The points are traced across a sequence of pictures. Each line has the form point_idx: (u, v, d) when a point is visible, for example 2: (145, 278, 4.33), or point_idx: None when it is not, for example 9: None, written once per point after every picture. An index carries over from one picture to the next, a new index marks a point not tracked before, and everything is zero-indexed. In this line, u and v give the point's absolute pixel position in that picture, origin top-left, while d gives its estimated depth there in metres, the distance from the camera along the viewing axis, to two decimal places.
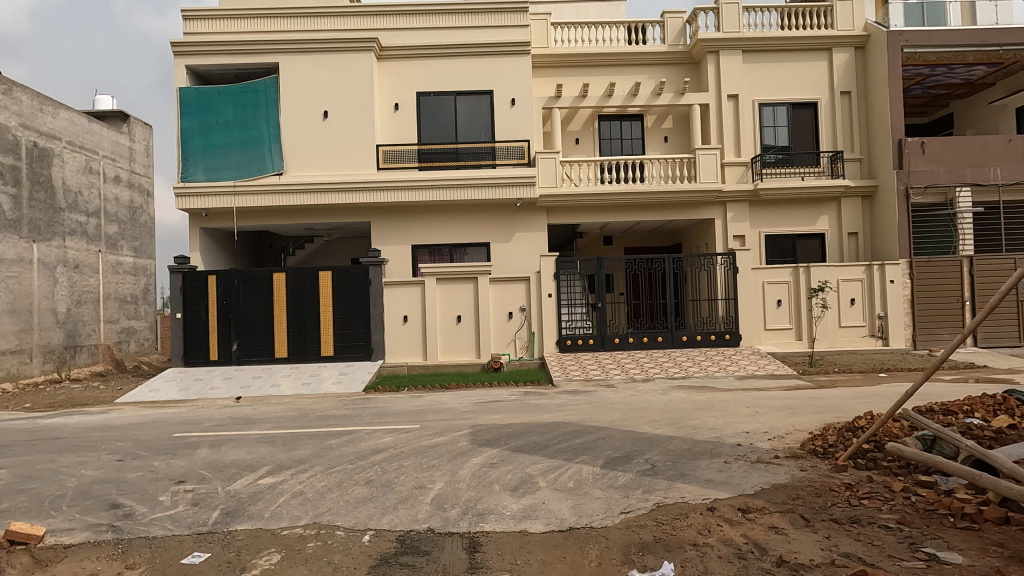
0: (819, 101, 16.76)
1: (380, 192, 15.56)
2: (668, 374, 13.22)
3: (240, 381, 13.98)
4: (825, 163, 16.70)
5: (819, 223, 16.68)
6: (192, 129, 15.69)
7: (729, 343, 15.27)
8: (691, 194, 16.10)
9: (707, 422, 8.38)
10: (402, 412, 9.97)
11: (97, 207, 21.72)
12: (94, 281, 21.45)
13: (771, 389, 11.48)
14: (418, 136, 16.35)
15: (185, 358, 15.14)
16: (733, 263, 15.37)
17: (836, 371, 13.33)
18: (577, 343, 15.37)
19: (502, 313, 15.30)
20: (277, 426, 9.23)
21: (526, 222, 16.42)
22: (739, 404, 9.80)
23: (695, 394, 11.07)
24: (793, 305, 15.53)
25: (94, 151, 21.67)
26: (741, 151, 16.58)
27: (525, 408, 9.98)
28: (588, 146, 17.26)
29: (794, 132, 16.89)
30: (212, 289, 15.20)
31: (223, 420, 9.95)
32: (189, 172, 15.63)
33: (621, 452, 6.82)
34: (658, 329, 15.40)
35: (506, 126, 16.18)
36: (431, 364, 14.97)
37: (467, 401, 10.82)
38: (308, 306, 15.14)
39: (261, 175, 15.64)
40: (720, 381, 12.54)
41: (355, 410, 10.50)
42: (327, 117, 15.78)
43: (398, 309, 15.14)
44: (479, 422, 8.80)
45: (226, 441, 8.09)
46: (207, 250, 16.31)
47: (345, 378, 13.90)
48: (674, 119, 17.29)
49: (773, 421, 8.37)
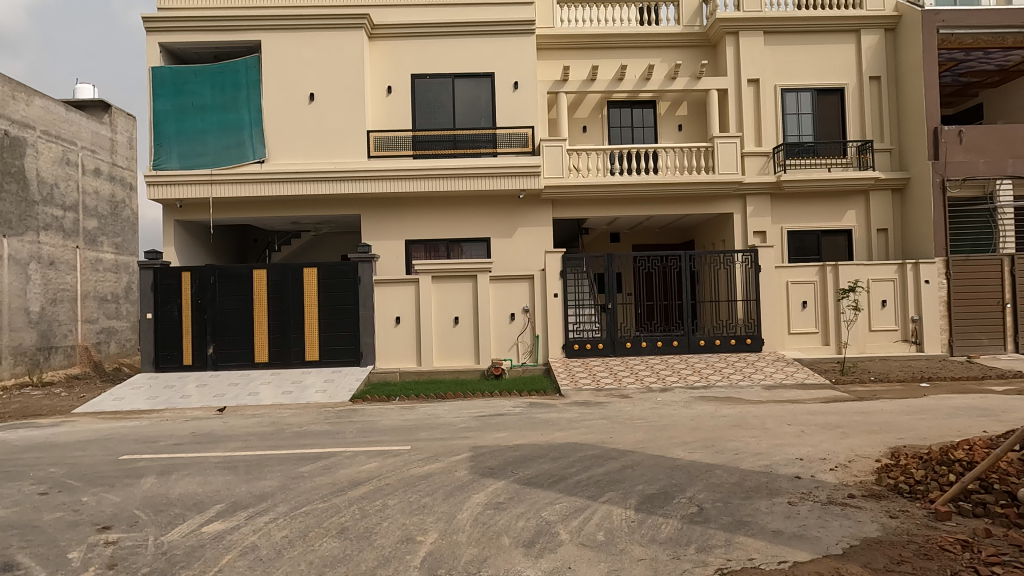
0: (846, 87, 15.52)
1: (370, 183, 14.29)
2: (687, 383, 11.95)
3: (215, 389, 12.66)
4: (852, 154, 15.46)
5: (846, 218, 15.45)
6: (165, 113, 14.38)
7: (750, 348, 14.05)
8: (709, 186, 14.85)
9: (747, 444, 7.13)
10: (391, 430, 8.67)
11: (74, 200, 20.36)
12: (70, 278, 20.11)
13: (806, 401, 10.22)
14: (413, 122, 15.05)
15: (156, 363, 13.81)
16: (755, 261, 14.16)
17: (872, 380, 12.08)
18: (585, 348, 14.07)
19: (504, 314, 14.02)
20: (245, 446, 7.93)
21: (530, 215, 15.16)
22: (777, 420, 8.53)
23: (723, 407, 9.80)
24: (820, 306, 14.29)
25: (72, 142, 20.30)
26: (762, 141, 15.34)
27: (532, 424, 8.70)
28: (595, 134, 16.00)
29: (819, 121, 15.62)
30: (186, 287, 13.90)
31: (185, 437, 8.66)
32: (162, 159, 14.32)
33: (656, 488, 5.53)
34: (673, 333, 14.15)
35: (508, 112, 14.90)
36: (425, 370, 13.71)
37: (466, 416, 9.53)
38: (291, 306, 13.84)
39: (240, 163, 14.35)
40: (747, 392, 11.28)
41: (338, 425, 9.20)
42: (313, 100, 14.49)
43: (389, 310, 13.89)
44: (480, 444, 7.52)
45: (178, 468, 6.79)
46: (182, 245, 15.05)
47: (331, 386, 12.59)
48: (689, 105, 16.01)
49: (827, 444, 7.09)
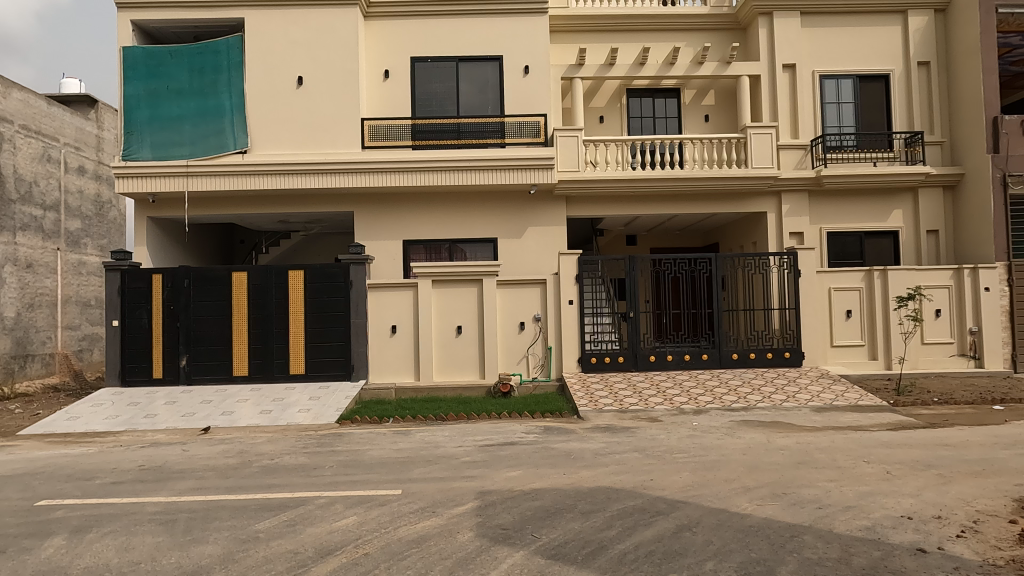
0: (892, 73, 14.05)
1: (364, 175, 12.84)
2: (724, 404, 10.41)
3: (185, 406, 11.17)
4: (899, 147, 13.91)
5: (892, 218, 13.91)
6: (137, 98, 12.94)
7: (789, 363, 12.51)
8: (741, 182, 13.32)
9: (829, 494, 5.58)
10: (378, 464, 7.14)
11: (56, 200, 18.93)
12: (51, 282, 18.67)
13: (871, 429, 8.67)
14: (412, 109, 13.61)
15: (122, 376, 12.32)
16: (794, 265, 12.66)
17: (936, 402, 10.50)
18: (604, 362, 12.52)
19: (512, 324, 12.51)
20: (196, 487, 6.39)
21: (542, 213, 13.69)
22: (849, 456, 6.99)
23: (774, 436, 8.24)
24: (866, 316, 12.76)
25: (54, 139, 18.88)
26: (799, 132, 13.85)
27: (549, 459, 7.15)
28: (614, 125, 14.52)
29: (862, 111, 14.12)
30: (157, 291, 12.44)
31: (131, 471, 7.13)
32: (133, 149, 12.87)
33: (734, 570, 4.01)
34: (702, 345, 12.61)
35: (518, 99, 13.45)
36: (424, 386, 12.18)
37: (469, 445, 7.98)
38: (274, 313, 12.36)
39: (220, 153, 12.91)
40: (796, 416, 9.71)
41: (316, 457, 7.67)
42: (301, 85, 13.06)
43: (384, 319, 12.39)
44: (488, 489, 5.98)
45: (100, 523, 5.26)
46: (155, 245, 13.58)
47: (317, 404, 11.07)
48: (716, 94, 14.55)
49: (931, 494, 5.55)
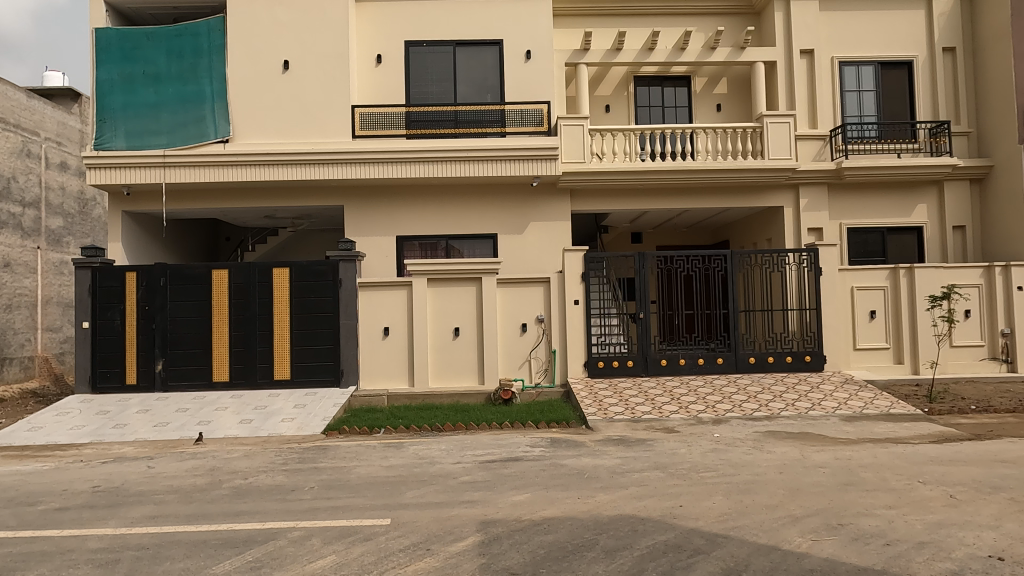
0: (916, 60, 13.26)
1: (354, 167, 11.97)
2: (745, 414, 9.57)
3: (159, 415, 10.28)
4: (924, 137, 13.11)
5: (916, 213, 13.10)
6: (111, 83, 12.05)
7: (810, 367, 11.68)
8: (758, 174, 12.49)
9: (895, 526, 4.74)
10: (365, 485, 6.27)
11: (36, 196, 17.94)
12: (30, 282, 17.69)
13: (913, 442, 7.83)
14: (406, 96, 12.74)
15: (93, 382, 11.42)
16: (815, 261, 11.84)
17: (974, 410, 9.70)
18: (611, 367, 11.64)
19: (513, 325, 11.65)
20: (154, 516, 5.51)
21: (545, 207, 12.86)
22: (901, 476, 6.15)
23: (809, 450, 7.39)
24: (891, 317, 11.96)
25: (34, 133, 17.90)
26: (818, 122, 13.05)
27: (559, 479, 6.29)
28: (620, 115, 13.69)
29: (883, 99, 13.31)
30: (131, 290, 11.56)
31: (81, 494, 6.24)
32: (107, 138, 11.97)
33: None
34: (716, 349, 11.74)
35: (520, 86, 12.62)
36: (419, 393, 11.31)
37: (468, 461, 7.11)
38: (257, 313, 11.48)
39: (199, 143, 12.02)
40: (825, 426, 8.88)
41: (295, 475, 6.79)
42: (287, 69, 12.20)
43: (376, 320, 11.53)
44: (491, 519, 5.12)
45: (26, 566, 4.37)
46: (130, 242, 12.68)
47: (302, 413, 10.18)
48: (729, 82, 13.73)
49: (1013, 525, 4.73)
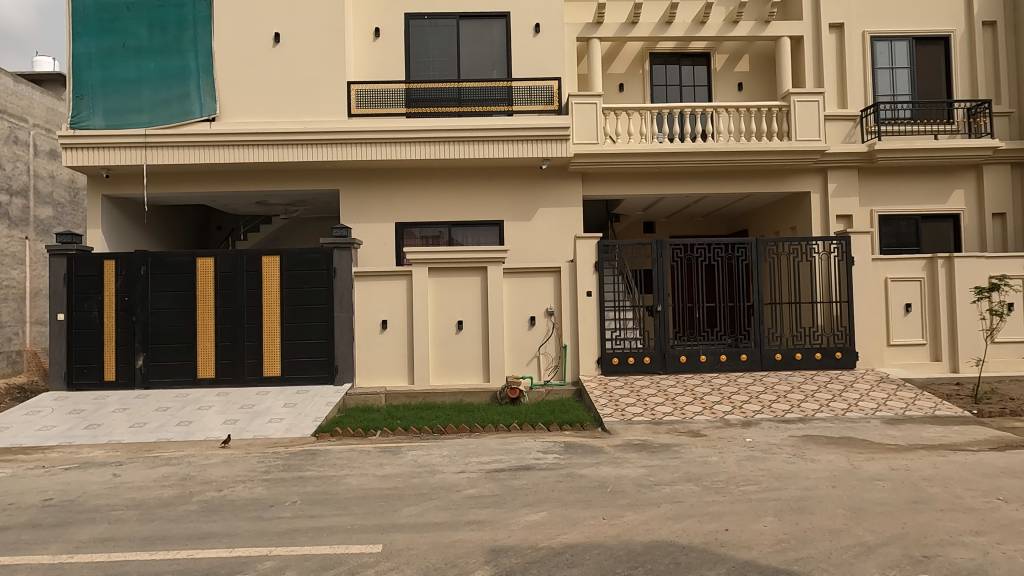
0: (953, 35, 12.36)
1: (350, 148, 11.12)
2: (776, 415, 8.73)
3: (138, 414, 9.47)
4: (961, 117, 12.19)
5: (952, 199, 12.22)
6: (88, 57, 11.19)
7: (841, 365, 10.85)
8: (784, 157, 11.61)
9: (994, 561, 3.89)
10: (355, 500, 5.44)
11: (25, 184, 16.98)
12: (18, 274, 16.80)
13: (972, 449, 6.97)
14: (406, 72, 11.89)
15: (69, 379, 10.62)
16: (847, 250, 10.97)
17: None
18: (627, 364, 10.79)
19: (521, 318, 10.82)
20: (105, 538, 4.68)
21: (555, 192, 12.00)
22: (977, 492, 5.30)
23: (858, 459, 6.54)
24: (927, 310, 11.10)
25: (22, 119, 16.94)
26: (847, 102, 12.17)
27: (578, 494, 5.44)
28: (635, 94, 12.83)
29: (918, 77, 12.42)
30: (109, 279, 10.74)
31: (28, 509, 5.41)
32: (84, 116, 11.13)
33: None
34: (740, 344, 10.87)
35: (528, 62, 11.75)
36: (419, 392, 10.46)
37: (474, 470, 6.28)
38: (245, 305, 10.66)
39: (184, 121, 11.17)
40: (868, 430, 8.04)
41: (276, 487, 5.95)
42: (278, 43, 11.35)
43: (373, 313, 10.71)
44: (502, 546, 4.28)
45: None
46: (110, 229, 11.84)
47: (293, 413, 9.36)
48: (751, 59, 12.86)
49: None
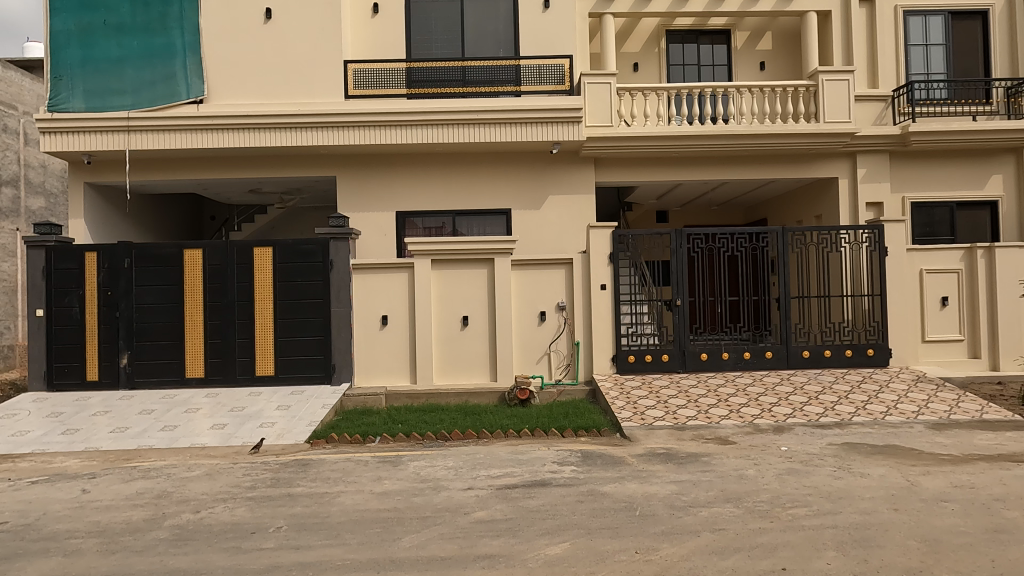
0: (992, 9, 11.57)
1: (347, 131, 10.39)
2: (809, 420, 8.02)
3: (119, 418, 8.81)
4: (999, 97, 11.41)
5: (990, 185, 11.46)
6: (67, 35, 10.47)
7: (873, 363, 10.14)
8: (812, 141, 10.84)
9: None
10: (349, 525, 4.76)
11: (15, 174, 16.25)
12: (9, 268, 16.13)
13: None
14: (407, 51, 11.14)
15: (49, 379, 9.97)
16: (880, 240, 10.22)
17: None
18: (643, 362, 10.09)
19: (531, 313, 10.12)
20: None
21: (566, 178, 11.27)
22: None
23: (913, 473, 5.84)
24: (966, 304, 10.38)
25: (11, 106, 16.18)
26: (879, 81, 11.39)
27: (603, 519, 4.74)
28: (650, 74, 12.08)
29: (953, 55, 11.62)
30: (90, 273, 10.05)
31: None
32: (62, 98, 10.40)
33: None
34: (765, 341, 10.16)
35: (537, 39, 10.99)
36: (422, 392, 9.79)
37: (483, 487, 5.60)
38: (235, 300, 9.98)
39: (169, 103, 10.45)
40: (912, 436, 7.33)
41: (261, 507, 5.28)
42: (270, 19, 10.63)
43: (373, 308, 10.01)
44: None
45: None
46: (94, 219, 11.16)
47: (285, 416, 8.70)
48: (774, 36, 12.08)
49: None
